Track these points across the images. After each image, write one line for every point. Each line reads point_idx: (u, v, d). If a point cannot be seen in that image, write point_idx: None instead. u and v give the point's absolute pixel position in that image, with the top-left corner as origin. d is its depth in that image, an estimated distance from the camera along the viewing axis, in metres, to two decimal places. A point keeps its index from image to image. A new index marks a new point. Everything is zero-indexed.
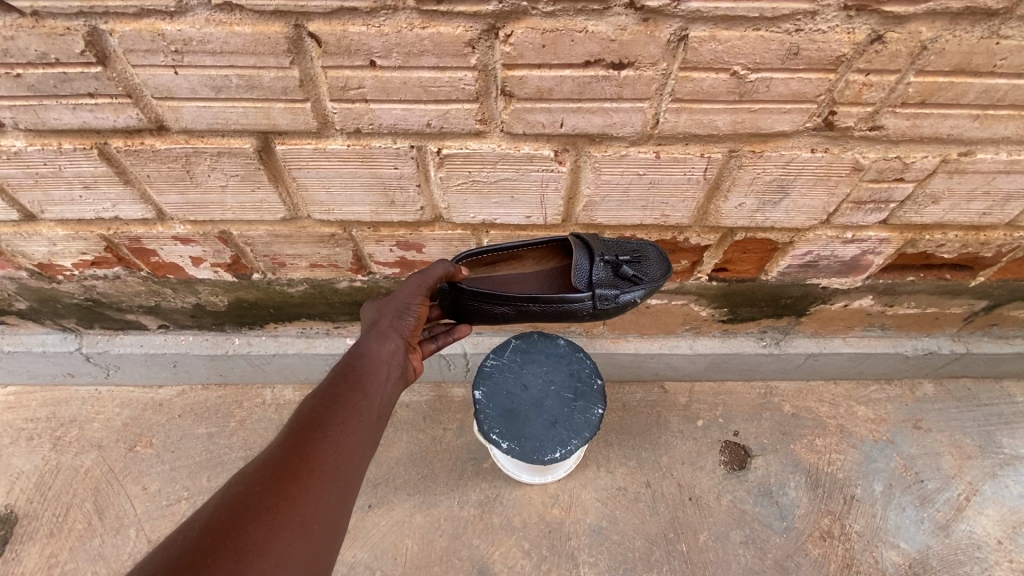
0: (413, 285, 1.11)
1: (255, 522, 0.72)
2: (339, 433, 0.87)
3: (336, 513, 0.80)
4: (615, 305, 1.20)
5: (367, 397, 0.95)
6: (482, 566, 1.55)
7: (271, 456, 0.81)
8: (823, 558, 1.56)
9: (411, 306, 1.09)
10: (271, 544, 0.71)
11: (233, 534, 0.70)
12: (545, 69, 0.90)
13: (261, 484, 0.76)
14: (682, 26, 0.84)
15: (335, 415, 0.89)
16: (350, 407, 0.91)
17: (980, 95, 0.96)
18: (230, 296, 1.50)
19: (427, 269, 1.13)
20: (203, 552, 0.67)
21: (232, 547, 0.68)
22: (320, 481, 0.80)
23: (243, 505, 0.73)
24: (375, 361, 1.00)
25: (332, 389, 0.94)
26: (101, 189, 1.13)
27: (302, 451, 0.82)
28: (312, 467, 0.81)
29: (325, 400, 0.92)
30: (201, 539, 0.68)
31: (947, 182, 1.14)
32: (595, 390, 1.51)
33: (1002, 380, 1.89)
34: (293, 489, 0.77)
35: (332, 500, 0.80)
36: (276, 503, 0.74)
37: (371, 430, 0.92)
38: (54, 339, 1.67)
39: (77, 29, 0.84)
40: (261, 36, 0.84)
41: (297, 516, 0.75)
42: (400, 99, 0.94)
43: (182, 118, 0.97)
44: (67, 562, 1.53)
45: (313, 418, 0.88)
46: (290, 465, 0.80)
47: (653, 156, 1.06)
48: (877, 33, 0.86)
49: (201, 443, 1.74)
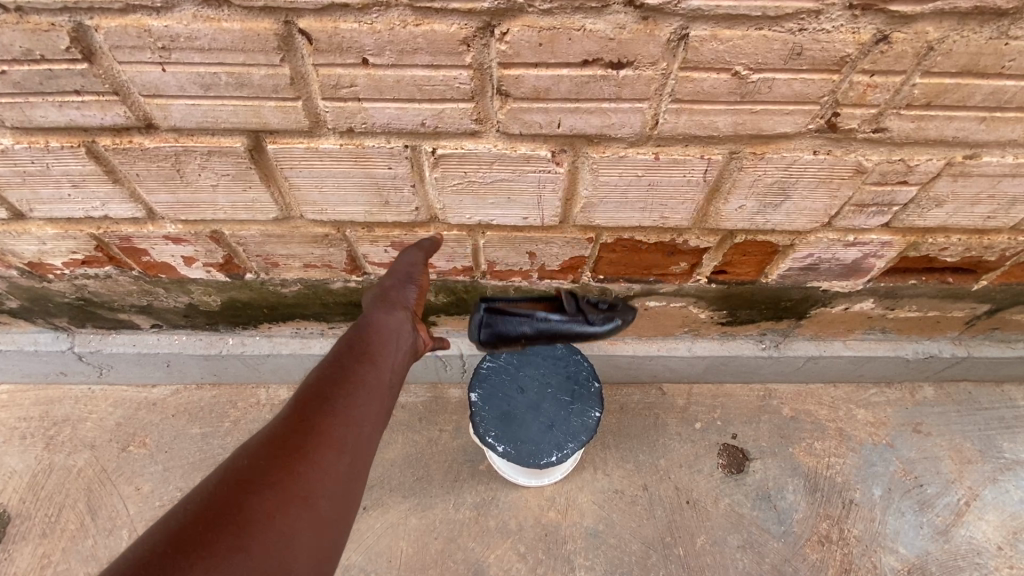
0: (414, 258, 1.15)
1: (258, 497, 0.70)
2: (347, 406, 0.85)
3: (344, 488, 0.78)
4: (613, 324, 1.33)
5: (374, 370, 0.93)
6: (477, 569, 1.54)
7: (276, 430, 0.79)
8: (822, 562, 1.55)
9: (414, 277, 1.12)
10: (275, 519, 0.69)
11: (237, 509, 0.68)
12: (541, 68, 0.88)
13: (265, 457, 0.75)
14: (682, 24, 0.82)
15: (342, 389, 0.87)
16: (357, 380, 0.89)
17: (987, 98, 0.94)
18: (223, 295, 1.48)
19: (422, 245, 1.19)
20: (206, 527, 0.65)
21: (236, 521, 0.67)
22: (328, 455, 0.78)
23: (247, 478, 0.72)
24: (385, 332, 1.01)
25: (340, 361, 0.92)
26: (89, 188, 1.11)
27: (309, 424, 0.80)
28: (320, 440, 0.79)
29: (333, 372, 0.90)
30: (203, 512, 0.67)
31: (952, 184, 1.12)
32: (592, 392, 1.49)
33: (1003, 384, 1.87)
34: (298, 462, 0.75)
35: (339, 475, 0.78)
36: (279, 479, 0.72)
37: (379, 403, 0.91)
38: (46, 338, 1.65)
39: (61, 25, 0.82)
40: (251, 33, 0.82)
41: (301, 491, 0.73)
42: (394, 98, 0.92)
43: (171, 116, 0.95)
44: (59, 563, 1.51)
45: (320, 390, 0.86)
46: (296, 438, 0.78)
47: (652, 157, 1.04)
48: (882, 33, 0.84)
49: (195, 443, 1.72)
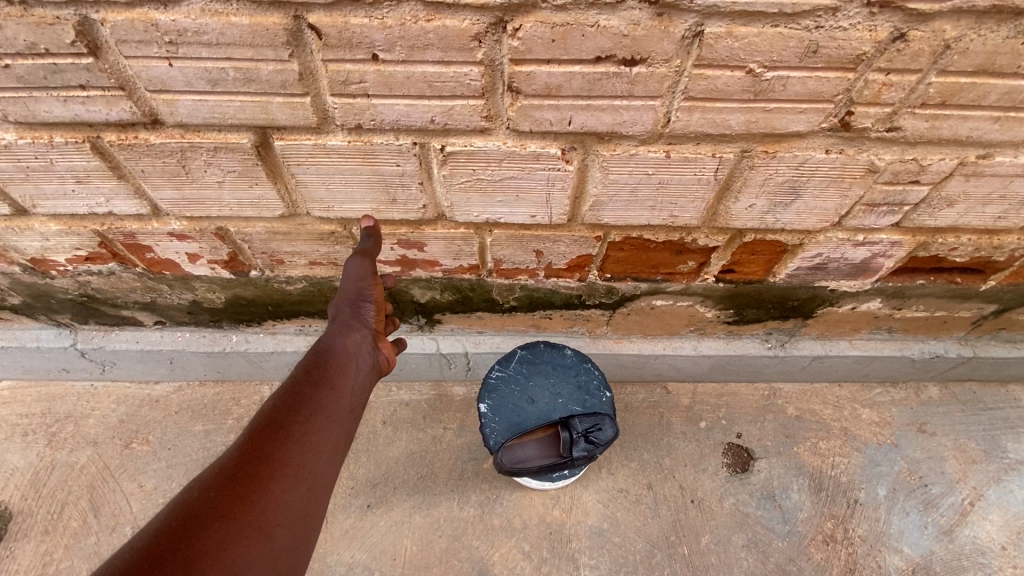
0: (360, 270, 1.08)
1: (209, 530, 0.70)
2: (304, 432, 0.87)
3: (301, 516, 0.80)
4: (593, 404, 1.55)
5: (333, 394, 0.95)
6: (481, 568, 1.54)
7: (230, 461, 0.80)
8: (826, 562, 1.55)
9: (367, 293, 1.08)
10: (226, 553, 0.70)
11: (185, 544, 0.68)
12: (553, 65, 0.86)
13: (215, 489, 0.75)
14: (697, 21, 0.81)
15: (299, 415, 0.89)
16: (314, 405, 0.92)
17: (1002, 97, 0.93)
18: (227, 293, 1.47)
19: (363, 247, 1.11)
20: (151, 564, 0.65)
21: (184, 556, 0.67)
22: (283, 483, 0.80)
23: (197, 512, 0.72)
24: (341, 356, 1.01)
25: (296, 387, 0.94)
26: (93, 183, 1.10)
27: (264, 454, 0.82)
28: (274, 469, 0.81)
29: (290, 399, 0.91)
30: (150, 550, 0.66)
31: (963, 184, 1.11)
32: (603, 403, 1.54)
33: (1008, 384, 1.86)
34: (251, 493, 0.76)
35: (296, 503, 0.80)
36: (231, 510, 0.73)
37: (338, 427, 0.93)
38: (48, 334, 1.64)
39: (67, 19, 0.80)
40: (259, 28, 0.81)
41: (255, 522, 0.74)
42: (404, 94, 0.91)
43: (177, 112, 0.94)
44: (62, 560, 1.51)
45: (276, 418, 0.87)
46: (249, 469, 0.79)
47: (662, 155, 1.03)
48: (899, 30, 0.83)
49: (198, 441, 1.71)
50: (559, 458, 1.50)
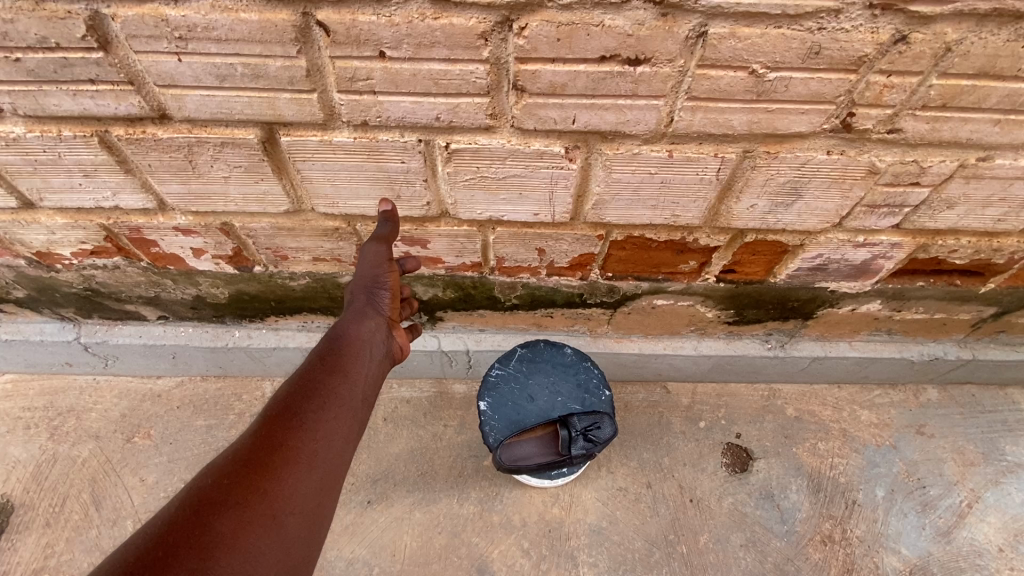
0: (376, 256, 1.07)
1: (222, 518, 0.71)
2: (317, 420, 0.88)
3: (312, 504, 0.81)
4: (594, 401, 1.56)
5: (347, 382, 0.97)
6: (480, 564, 1.54)
7: (243, 448, 0.81)
8: (823, 562, 1.56)
9: (382, 280, 1.08)
10: (239, 540, 0.70)
11: (199, 531, 0.69)
12: (558, 64, 0.87)
13: (228, 477, 0.76)
14: (701, 21, 0.82)
15: (312, 403, 0.90)
16: (328, 393, 0.93)
17: (1002, 100, 0.93)
18: (231, 288, 1.48)
19: (379, 232, 1.09)
20: (165, 551, 0.65)
21: (199, 543, 0.67)
22: (297, 471, 0.81)
23: (211, 499, 0.73)
24: (356, 344, 1.03)
25: (310, 374, 0.95)
26: (100, 177, 1.11)
27: (277, 441, 0.82)
28: (288, 457, 0.81)
29: (304, 386, 0.92)
30: (164, 537, 0.67)
31: (963, 187, 1.12)
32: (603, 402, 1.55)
33: (1006, 388, 1.87)
34: (264, 481, 0.77)
35: (308, 491, 0.81)
36: (244, 498, 0.74)
37: (351, 415, 0.94)
38: (52, 328, 1.65)
39: (79, 13, 0.81)
40: (269, 24, 0.82)
41: (267, 510, 0.75)
42: (410, 91, 0.92)
43: (185, 107, 0.95)
44: (63, 553, 1.52)
45: (290, 406, 0.88)
46: (262, 457, 0.80)
47: (665, 155, 1.04)
48: (901, 33, 0.84)
49: (200, 435, 1.72)
50: (558, 457, 1.50)
